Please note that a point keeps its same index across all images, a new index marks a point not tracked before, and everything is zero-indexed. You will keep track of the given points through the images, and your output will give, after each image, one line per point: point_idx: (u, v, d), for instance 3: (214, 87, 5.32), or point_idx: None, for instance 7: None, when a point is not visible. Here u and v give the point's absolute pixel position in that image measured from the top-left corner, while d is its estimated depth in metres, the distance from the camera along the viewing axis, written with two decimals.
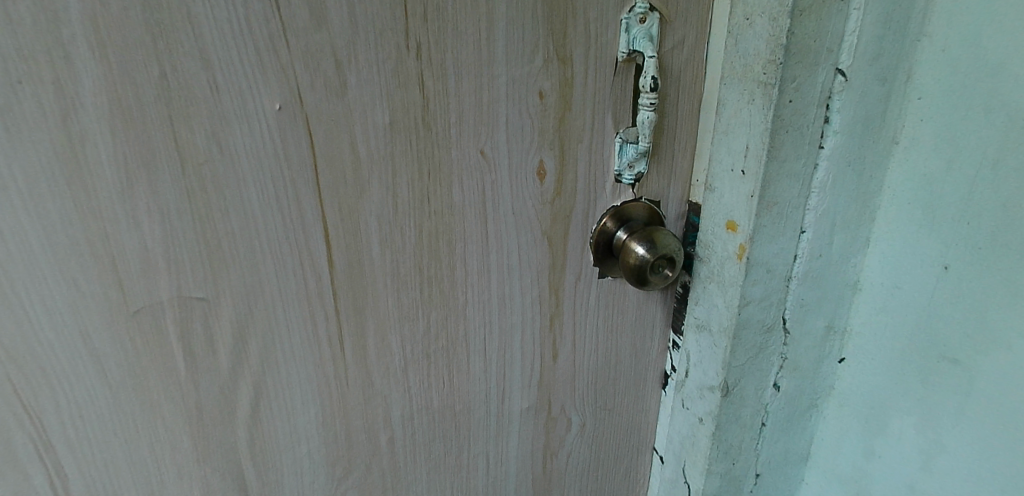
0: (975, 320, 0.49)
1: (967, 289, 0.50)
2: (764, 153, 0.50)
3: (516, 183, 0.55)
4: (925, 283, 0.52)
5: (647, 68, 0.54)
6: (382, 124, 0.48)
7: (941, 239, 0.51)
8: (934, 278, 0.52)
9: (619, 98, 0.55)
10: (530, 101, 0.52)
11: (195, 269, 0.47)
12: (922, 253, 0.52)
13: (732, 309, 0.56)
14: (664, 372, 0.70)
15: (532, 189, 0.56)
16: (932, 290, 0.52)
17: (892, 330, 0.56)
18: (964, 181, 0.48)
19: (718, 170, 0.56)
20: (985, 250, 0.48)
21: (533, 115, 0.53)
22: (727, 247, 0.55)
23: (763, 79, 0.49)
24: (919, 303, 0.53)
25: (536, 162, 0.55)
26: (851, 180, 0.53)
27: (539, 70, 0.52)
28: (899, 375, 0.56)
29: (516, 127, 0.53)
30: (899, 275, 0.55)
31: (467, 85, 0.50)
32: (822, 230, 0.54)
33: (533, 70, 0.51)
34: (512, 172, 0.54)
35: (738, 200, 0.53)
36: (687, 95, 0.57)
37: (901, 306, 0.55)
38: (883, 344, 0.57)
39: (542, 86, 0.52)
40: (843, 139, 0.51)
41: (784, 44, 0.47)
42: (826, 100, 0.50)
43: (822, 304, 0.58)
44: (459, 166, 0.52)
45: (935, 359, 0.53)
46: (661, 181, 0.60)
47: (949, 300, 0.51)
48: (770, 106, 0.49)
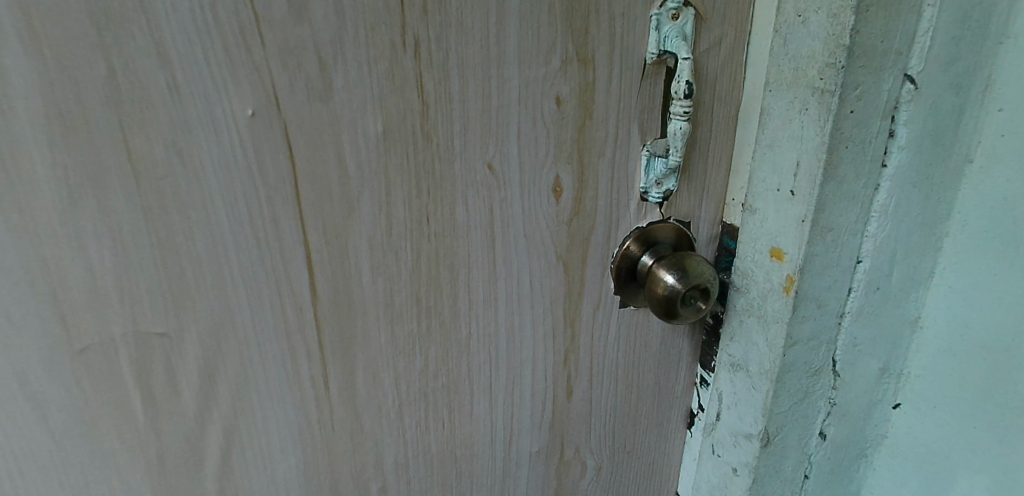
0: None
1: None
2: (820, 172, 0.43)
3: (529, 202, 0.48)
4: (1003, 325, 0.45)
5: (681, 72, 0.47)
6: (374, 133, 0.41)
7: None
8: (1016, 319, 0.44)
9: (646, 106, 0.49)
10: (546, 107, 0.46)
11: (154, 300, 0.40)
12: (1001, 290, 0.45)
13: (776, 350, 0.49)
14: (689, 411, 0.63)
15: (546, 207, 0.49)
16: (1013, 334, 0.45)
17: (960, 377, 0.48)
18: None
19: (760, 189, 0.49)
20: None
21: (548, 124, 0.46)
22: (771, 278, 0.48)
23: (819, 86, 0.41)
24: (997, 347, 0.46)
25: (552, 178, 0.48)
26: (916, 203, 0.46)
27: (557, 73, 0.45)
28: (968, 427, 0.49)
29: (531, 138, 0.46)
30: (970, 314, 0.47)
31: (473, 88, 0.43)
32: (880, 261, 0.47)
33: (549, 72, 0.45)
34: (524, 188, 0.48)
35: (786, 224, 0.46)
36: (723, 103, 0.51)
37: (972, 349, 0.47)
38: (950, 391, 0.49)
39: (559, 91, 0.46)
40: (910, 156, 0.44)
41: (846, 45, 0.39)
42: (892, 111, 0.42)
43: (878, 344, 0.50)
44: (464, 182, 0.46)
45: (1015, 413, 0.45)
46: (691, 199, 0.54)
47: None
48: (827, 117, 0.41)
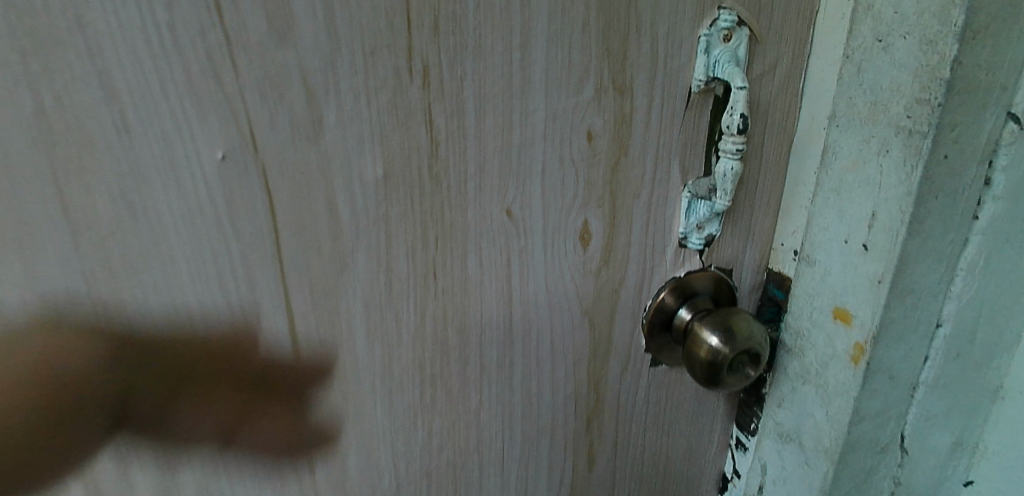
0: None
1: None
2: (904, 228, 0.36)
3: (552, 251, 0.42)
4: None
5: (734, 103, 0.40)
6: (372, 178, 0.34)
7: None
8: None
9: (689, 141, 0.42)
10: (575, 144, 0.39)
11: (89, 385, 0.32)
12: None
13: (839, 426, 0.42)
14: (722, 474, 0.56)
15: (572, 257, 0.42)
16: None
17: None
18: None
19: (821, 238, 0.42)
20: None
21: (578, 162, 0.40)
22: (834, 343, 0.42)
23: (906, 126, 0.35)
24: None
25: (580, 223, 0.42)
26: (1007, 261, 0.39)
27: (588, 105, 0.38)
28: None
29: (559, 181, 0.40)
30: None
31: (492, 123, 0.36)
32: (963, 325, 0.40)
33: (581, 103, 0.38)
34: (548, 236, 0.41)
35: (857, 284, 0.39)
36: (774, 136, 0.44)
37: None
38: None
39: (591, 125, 0.39)
40: (1006, 206, 0.37)
41: (945, 78, 0.32)
42: (989, 155, 0.36)
43: (952, 417, 0.43)
44: (478, 231, 0.39)
45: None
46: (734, 244, 0.47)
47: None
48: (917, 164, 0.34)
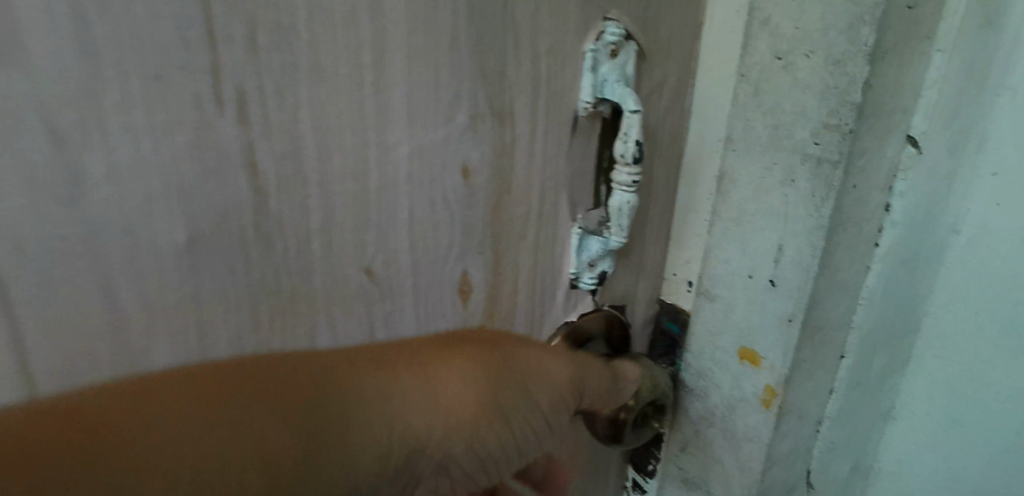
0: None
1: None
2: (815, 264, 0.34)
3: (429, 309, 0.36)
4: (1007, 424, 0.40)
5: (628, 129, 0.36)
6: (180, 244, 0.26)
7: None
8: None
9: (577, 170, 0.38)
10: (448, 183, 0.34)
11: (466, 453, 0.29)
12: (1000, 383, 0.39)
13: (752, 474, 0.40)
14: None
15: (450, 316, 0.37)
16: (1013, 437, 0.40)
17: (945, 478, 0.44)
18: None
19: (722, 271, 0.40)
20: None
21: (452, 206, 0.34)
22: (740, 384, 0.40)
23: (813, 153, 0.33)
24: (992, 448, 0.41)
25: (459, 275, 0.36)
26: (901, 284, 0.39)
27: (462, 135, 0.33)
28: None
29: (430, 227, 0.34)
30: (957, 408, 0.42)
31: (344, 164, 0.29)
32: (864, 354, 0.40)
33: (452, 133, 0.33)
34: (424, 293, 0.35)
35: (763, 323, 0.38)
36: (662, 160, 0.41)
37: (959, 448, 0.42)
38: (946, 488, 0.44)
39: (465, 158, 0.34)
40: (903, 232, 0.37)
41: (856, 102, 0.30)
42: (890, 180, 0.35)
43: (853, 443, 0.44)
44: (335, 293, 0.32)
45: None
46: (627, 279, 0.43)
47: None
48: (828, 194, 0.33)
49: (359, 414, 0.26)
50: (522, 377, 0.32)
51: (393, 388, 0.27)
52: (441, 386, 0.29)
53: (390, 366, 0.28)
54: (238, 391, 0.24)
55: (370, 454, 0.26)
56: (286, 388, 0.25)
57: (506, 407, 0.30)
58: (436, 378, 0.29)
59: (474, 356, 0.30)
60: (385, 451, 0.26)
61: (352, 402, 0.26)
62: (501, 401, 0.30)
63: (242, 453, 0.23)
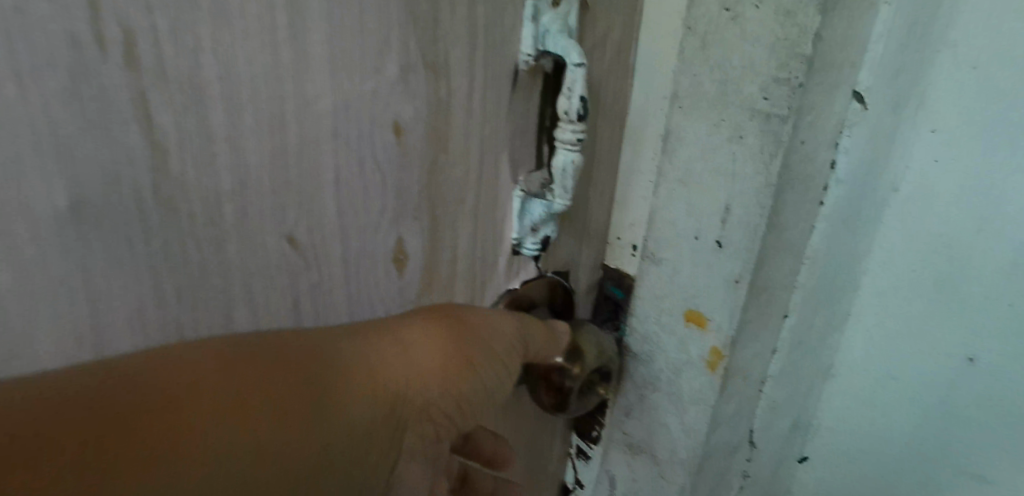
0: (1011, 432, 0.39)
1: (999, 390, 0.39)
2: (762, 222, 0.34)
3: (360, 279, 0.33)
4: (940, 375, 0.41)
5: (573, 83, 0.34)
6: (60, 209, 0.23)
7: (972, 324, 0.39)
8: (956, 370, 0.40)
9: (518, 129, 0.36)
10: (378, 141, 0.31)
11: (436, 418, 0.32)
12: (935, 336, 0.41)
13: (696, 436, 0.40)
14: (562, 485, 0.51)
15: (384, 286, 0.34)
16: (946, 388, 0.41)
17: (880, 430, 0.45)
18: (1003, 255, 0.37)
19: (668, 234, 0.39)
20: None
21: (384, 167, 0.31)
22: (685, 348, 0.39)
23: (762, 109, 0.32)
24: (926, 400, 0.42)
25: (393, 242, 0.34)
26: (843, 244, 0.40)
27: (393, 88, 0.30)
28: (887, 483, 0.46)
29: (360, 189, 0.31)
30: (893, 362, 0.43)
31: (257, 120, 0.26)
32: (806, 313, 0.41)
33: (381, 85, 0.30)
34: (356, 262, 0.33)
35: (708, 284, 0.37)
36: (607, 119, 0.39)
37: (895, 401, 0.44)
38: (880, 439, 0.45)
39: (396, 114, 0.31)
40: (847, 190, 0.37)
41: (807, 55, 0.30)
42: (836, 136, 0.35)
43: (793, 402, 0.45)
44: (253, 265, 0.29)
45: (952, 473, 0.43)
46: (570, 244, 0.42)
47: (979, 403, 0.40)
48: (776, 149, 0.32)
49: (341, 413, 0.27)
50: (488, 348, 0.33)
51: (373, 384, 0.28)
52: (413, 380, 0.30)
53: (364, 359, 0.29)
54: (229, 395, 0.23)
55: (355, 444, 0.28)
56: (278, 390, 0.25)
57: (473, 388, 0.32)
58: (410, 371, 0.30)
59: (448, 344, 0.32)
60: (366, 440, 0.28)
61: (334, 397, 0.27)
62: (468, 382, 0.32)
63: (245, 451, 0.23)
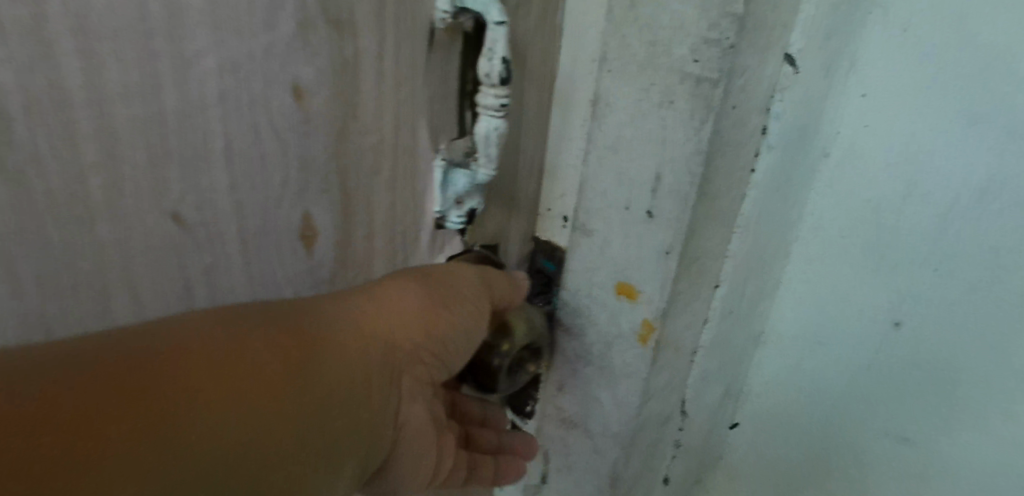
0: (932, 392, 0.41)
1: (922, 352, 0.40)
2: (693, 191, 0.33)
3: (264, 260, 0.30)
4: (866, 340, 0.42)
5: (493, 45, 0.31)
6: None
7: (897, 289, 0.40)
8: (881, 335, 0.41)
9: (437, 93, 0.33)
10: (275, 106, 0.27)
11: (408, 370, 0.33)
12: (862, 302, 0.41)
13: (629, 410, 0.39)
14: None
15: (292, 265, 0.32)
16: (872, 353, 0.42)
17: (808, 394, 0.46)
18: (929, 220, 0.37)
19: (598, 204, 0.37)
20: (960, 317, 0.38)
21: (285, 135, 0.28)
22: (617, 321, 0.38)
23: (692, 72, 0.31)
24: (852, 364, 0.43)
25: (300, 217, 0.31)
26: (774, 212, 0.39)
27: (290, 46, 0.27)
28: (814, 446, 0.48)
29: (257, 161, 0.28)
30: (821, 328, 0.44)
31: (123, 82, 0.23)
32: (737, 282, 0.40)
33: (275, 42, 0.26)
34: (257, 241, 0.29)
35: (639, 255, 0.36)
36: (534, 83, 0.37)
37: (822, 366, 0.45)
38: (808, 403, 0.47)
39: (295, 76, 0.27)
40: (779, 157, 0.36)
41: (738, 14, 0.28)
42: (768, 101, 0.34)
43: (724, 371, 0.45)
44: (132, 245, 0.26)
45: (875, 434, 0.44)
46: (498, 215, 0.40)
47: (903, 366, 0.41)
48: (708, 115, 0.31)
49: (314, 377, 0.29)
50: (451, 298, 0.34)
51: (339, 352, 0.30)
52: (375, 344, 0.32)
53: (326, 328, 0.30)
54: (203, 370, 0.25)
55: (336, 406, 0.30)
56: (249, 362, 0.27)
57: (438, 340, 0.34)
58: (370, 336, 0.32)
59: (404, 308, 0.33)
60: (346, 403, 0.30)
61: (305, 364, 0.29)
62: (432, 338, 0.34)
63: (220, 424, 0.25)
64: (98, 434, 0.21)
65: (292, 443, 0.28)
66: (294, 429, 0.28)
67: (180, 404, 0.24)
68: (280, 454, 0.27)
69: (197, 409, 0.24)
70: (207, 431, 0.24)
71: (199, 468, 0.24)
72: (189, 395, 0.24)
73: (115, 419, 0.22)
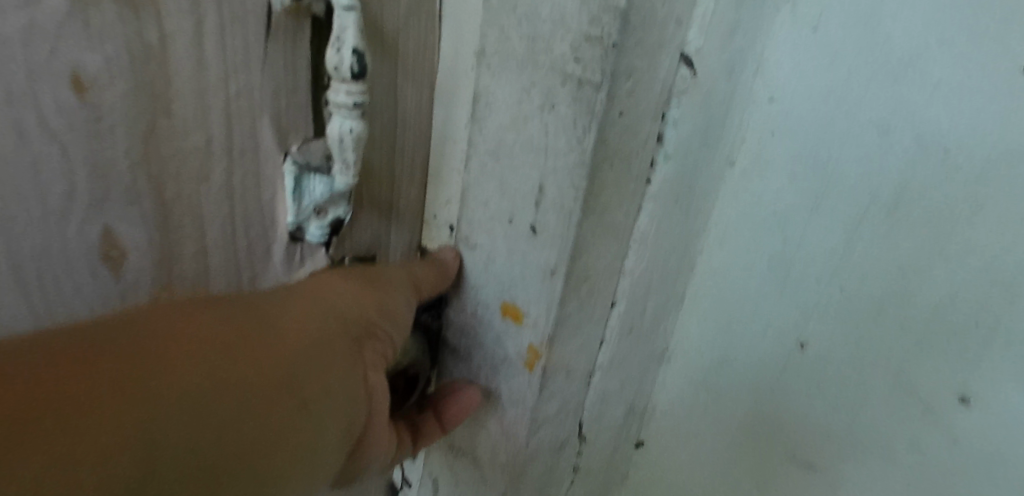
0: (837, 419, 0.38)
1: (826, 375, 0.38)
2: (577, 208, 0.29)
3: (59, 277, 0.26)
4: (773, 360, 0.40)
5: (342, 33, 0.27)
6: None
7: (802, 307, 0.37)
8: (787, 354, 0.39)
9: (283, 87, 0.28)
10: (48, 102, 0.22)
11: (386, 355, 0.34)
12: (768, 320, 0.39)
13: (516, 441, 0.36)
14: (389, 483, 0.47)
15: (99, 285, 0.27)
16: (779, 372, 0.40)
17: (714, 413, 0.44)
18: (833, 235, 0.35)
19: (480, 215, 0.33)
20: (867, 340, 0.36)
21: (66, 137, 0.23)
22: (503, 344, 0.35)
23: (573, 73, 0.27)
24: (759, 384, 0.41)
25: (100, 233, 0.25)
26: (674, 224, 0.36)
27: (62, 27, 0.21)
28: (719, 466, 0.46)
29: (24, 171, 0.22)
30: (729, 344, 0.41)
31: None
32: (637, 300, 0.37)
33: (35, 20, 0.20)
34: (35, 261, 0.24)
35: (523, 275, 0.32)
36: (409, 76, 0.32)
37: (729, 384, 0.43)
38: (714, 422, 0.44)
39: (74, 63, 0.22)
40: (678, 167, 0.33)
41: (620, 9, 0.24)
42: (663, 106, 0.31)
43: (625, 390, 0.42)
44: None
45: (781, 458, 0.42)
46: (372, 225, 0.35)
47: (809, 389, 0.39)
48: (591, 123, 0.27)
49: (297, 370, 0.28)
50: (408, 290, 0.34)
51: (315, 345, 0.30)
52: (350, 333, 0.31)
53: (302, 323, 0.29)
54: (182, 382, 0.24)
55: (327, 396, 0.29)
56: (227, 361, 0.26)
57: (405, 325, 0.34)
58: (344, 327, 0.31)
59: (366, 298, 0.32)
60: (331, 392, 0.30)
61: (286, 357, 0.28)
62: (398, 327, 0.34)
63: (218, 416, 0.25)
64: (80, 447, 0.21)
65: (285, 436, 0.27)
66: (284, 423, 0.27)
67: (162, 411, 0.23)
68: (272, 449, 0.27)
69: (180, 414, 0.24)
70: (196, 441, 0.24)
71: (193, 466, 0.24)
72: (169, 400, 0.24)
73: (93, 427, 0.21)
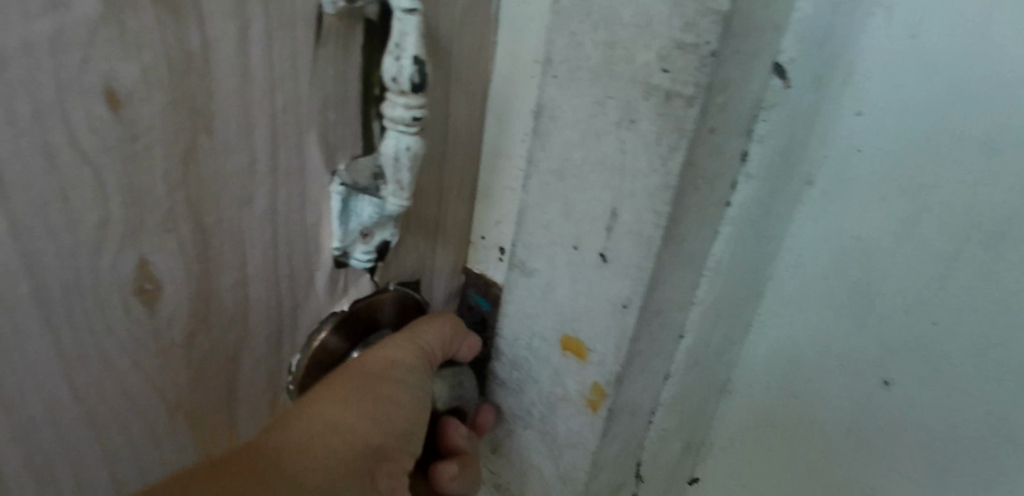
0: (922, 466, 0.35)
1: (914, 418, 0.34)
2: (657, 235, 0.26)
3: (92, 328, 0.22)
4: (850, 397, 0.36)
5: (399, 40, 0.24)
6: None
7: (886, 341, 0.34)
8: (867, 392, 0.36)
9: (331, 99, 0.25)
10: (78, 120, 0.19)
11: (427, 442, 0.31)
12: (846, 354, 0.36)
13: (574, 485, 0.33)
14: None
15: (132, 330, 0.23)
16: (857, 412, 0.36)
17: (778, 451, 0.41)
18: (929, 265, 0.31)
19: (540, 239, 0.30)
20: (963, 382, 0.32)
21: (98, 159, 0.20)
22: (561, 380, 0.32)
23: (660, 85, 0.24)
24: (833, 424, 0.38)
25: (138, 267, 0.22)
26: (748, 250, 0.33)
27: (95, 31, 0.18)
28: None
29: (53, 195, 0.19)
30: (800, 378, 0.38)
31: None
32: (705, 330, 0.34)
33: (65, 26, 0.17)
34: (65, 303, 0.21)
35: (590, 307, 0.29)
36: (463, 85, 0.29)
37: (796, 420, 0.39)
38: (778, 461, 0.41)
39: (107, 74, 0.19)
40: (760, 189, 0.30)
41: (723, 12, 0.21)
42: (750, 122, 0.28)
43: (683, 426, 0.39)
44: None
45: None
46: (418, 247, 0.33)
47: (891, 431, 0.35)
48: (681, 143, 0.24)
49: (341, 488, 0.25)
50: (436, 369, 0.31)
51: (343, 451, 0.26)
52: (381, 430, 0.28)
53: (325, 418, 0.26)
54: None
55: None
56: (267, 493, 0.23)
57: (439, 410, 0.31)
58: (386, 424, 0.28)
59: (386, 385, 0.29)
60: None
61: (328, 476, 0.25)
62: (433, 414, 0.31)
63: None
64: None
65: None
66: None
67: None
68: None
69: None
70: None
71: None
72: None
73: None
